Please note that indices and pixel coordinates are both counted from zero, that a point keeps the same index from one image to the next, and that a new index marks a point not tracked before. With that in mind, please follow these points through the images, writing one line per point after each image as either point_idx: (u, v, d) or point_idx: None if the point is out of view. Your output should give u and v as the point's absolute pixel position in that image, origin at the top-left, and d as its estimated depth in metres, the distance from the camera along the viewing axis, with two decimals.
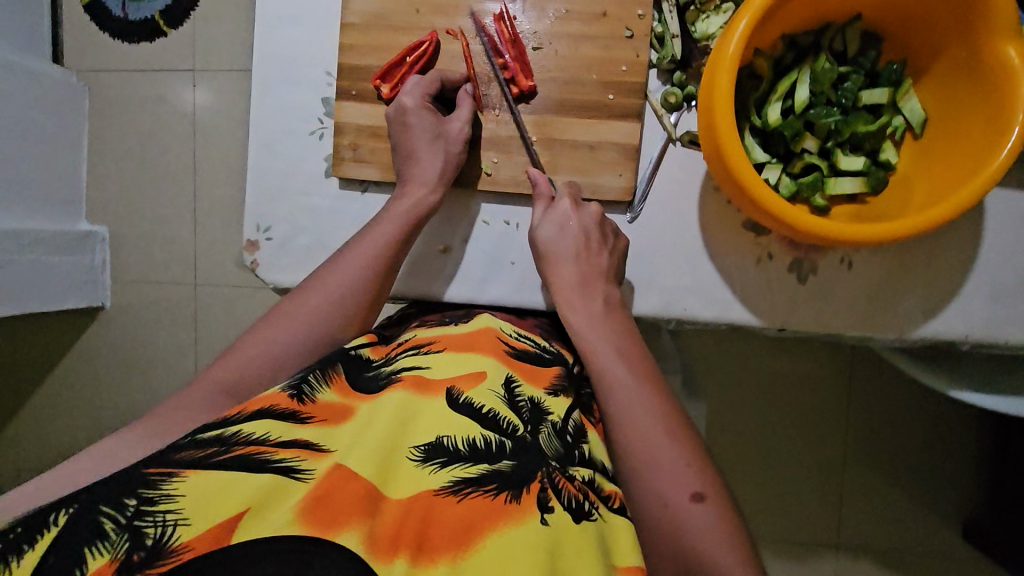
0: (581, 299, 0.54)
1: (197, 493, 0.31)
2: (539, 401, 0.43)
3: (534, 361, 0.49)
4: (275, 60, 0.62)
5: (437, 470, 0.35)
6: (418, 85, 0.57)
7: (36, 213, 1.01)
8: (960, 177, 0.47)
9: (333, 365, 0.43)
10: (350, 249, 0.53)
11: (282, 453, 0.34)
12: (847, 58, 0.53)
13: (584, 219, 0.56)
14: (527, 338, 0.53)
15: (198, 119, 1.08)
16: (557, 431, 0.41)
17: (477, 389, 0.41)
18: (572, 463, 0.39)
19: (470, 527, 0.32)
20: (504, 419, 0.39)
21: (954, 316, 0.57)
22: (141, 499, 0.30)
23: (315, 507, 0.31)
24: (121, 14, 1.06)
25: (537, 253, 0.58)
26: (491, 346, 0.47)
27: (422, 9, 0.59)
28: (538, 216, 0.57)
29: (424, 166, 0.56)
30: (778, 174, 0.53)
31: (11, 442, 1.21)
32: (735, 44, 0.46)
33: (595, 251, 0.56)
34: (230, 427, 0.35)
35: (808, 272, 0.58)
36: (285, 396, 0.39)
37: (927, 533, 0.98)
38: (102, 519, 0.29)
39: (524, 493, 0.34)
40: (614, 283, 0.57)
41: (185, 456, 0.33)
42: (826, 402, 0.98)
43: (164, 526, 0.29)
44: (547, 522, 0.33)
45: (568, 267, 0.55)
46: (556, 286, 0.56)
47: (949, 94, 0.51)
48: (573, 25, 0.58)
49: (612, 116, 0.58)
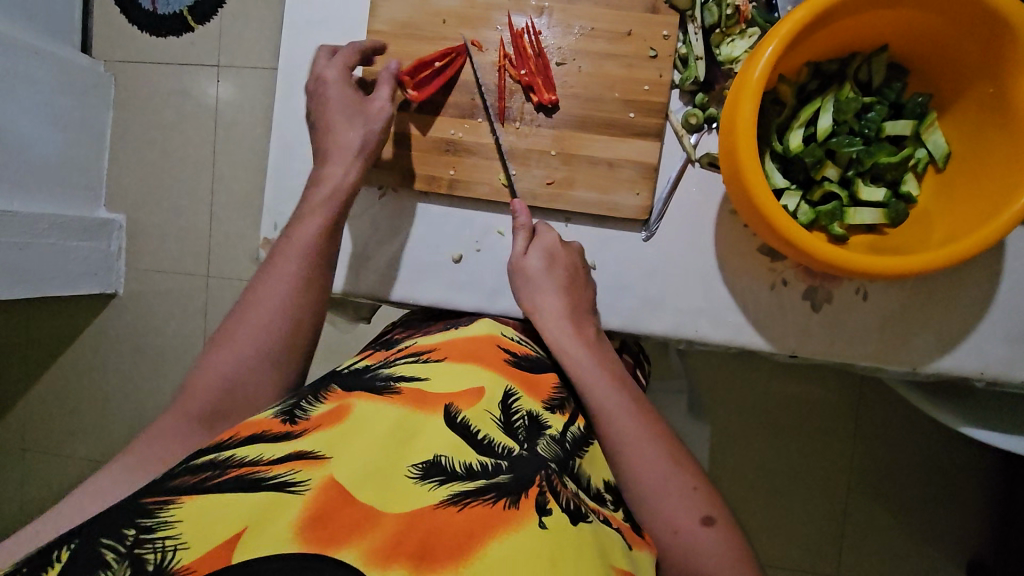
0: (573, 326, 0.54)
1: (194, 517, 0.30)
2: (536, 415, 0.43)
3: (533, 367, 0.49)
4: (300, 63, 0.63)
5: (436, 487, 0.34)
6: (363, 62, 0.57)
7: (57, 199, 1.03)
8: (983, 216, 0.47)
9: (327, 387, 0.42)
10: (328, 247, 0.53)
11: (275, 470, 0.33)
12: (872, 89, 0.53)
13: (572, 255, 0.57)
14: (527, 344, 0.54)
15: (220, 114, 1.10)
16: (555, 439, 0.42)
17: (475, 410, 0.40)
18: (569, 469, 0.40)
19: (470, 536, 0.31)
20: (499, 445, 0.39)
21: (969, 353, 0.57)
22: (140, 528, 0.30)
23: (315, 525, 0.31)
24: (151, 8, 1.08)
25: (523, 283, 0.57)
26: (492, 356, 0.48)
27: (449, 20, 0.60)
28: (522, 245, 0.57)
29: (344, 140, 0.56)
30: (796, 201, 0.53)
31: (18, 423, 1.22)
32: (760, 69, 0.46)
33: (580, 285, 0.57)
34: (222, 452, 0.35)
35: (822, 301, 0.58)
36: (277, 421, 0.38)
37: (931, 569, 0.96)
38: (102, 550, 0.29)
39: (523, 498, 0.34)
40: (593, 321, 0.57)
41: (180, 482, 0.33)
42: (832, 430, 0.97)
43: (164, 551, 0.29)
44: (546, 526, 0.33)
45: (554, 297, 0.55)
46: (544, 314, 0.55)
47: (975, 129, 0.50)
48: (598, 43, 0.58)
49: (632, 135, 0.58)
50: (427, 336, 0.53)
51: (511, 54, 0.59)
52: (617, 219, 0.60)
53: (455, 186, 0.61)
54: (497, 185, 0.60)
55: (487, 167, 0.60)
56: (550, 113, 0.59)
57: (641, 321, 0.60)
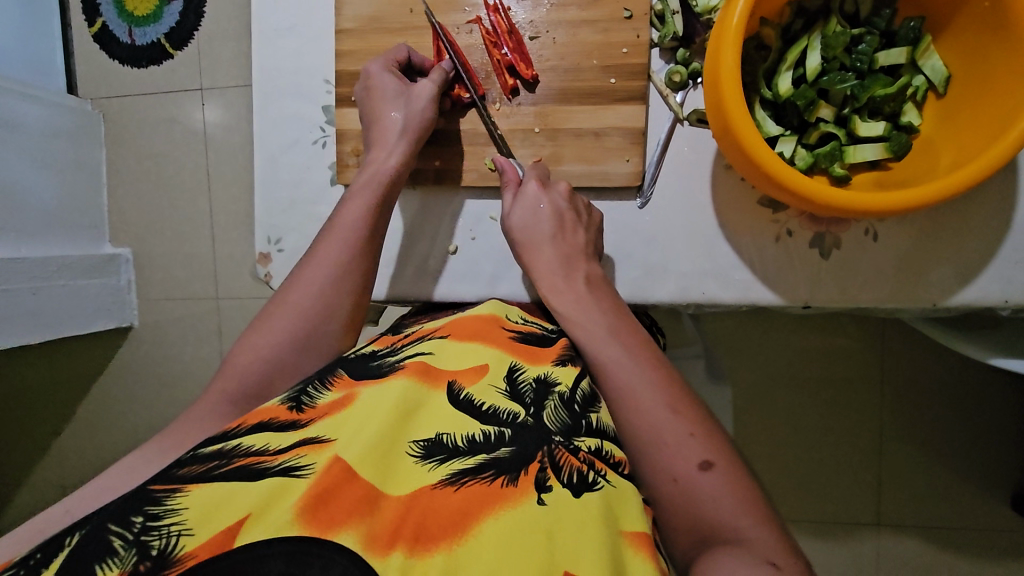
0: (564, 282, 0.52)
1: (201, 504, 0.30)
2: (545, 377, 0.43)
3: (540, 342, 0.48)
4: (274, 72, 0.62)
5: (436, 467, 0.35)
6: (381, 58, 0.58)
7: (61, 241, 1.04)
8: (989, 140, 0.45)
9: (333, 371, 0.42)
10: (328, 235, 0.52)
11: (281, 458, 0.33)
12: (859, 20, 0.51)
13: (555, 199, 0.54)
14: (534, 322, 0.52)
15: (210, 136, 1.10)
16: (564, 401, 0.40)
17: (478, 384, 0.41)
18: (578, 434, 0.38)
19: (466, 515, 0.32)
20: (504, 411, 0.39)
21: (992, 280, 0.54)
22: (147, 516, 0.29)
23: (314, 507, 0.30)
24: (128, 40, 1.07)
25: (513, 242, 0.56)
26: (494, 334, 0.47)
27: (416, 9, 0.59)
28: (509, 202, 0.56)
29: (388, 123, 0.55)
30: (793, 147, 0.51)
31: (55, 463, 1.25)
32: (739, 14, 0.44)
33: (570, 230, 0.54)
34: (229, 441, 0.35)
35: (831, 247, 0.56)
36: (284, 408, 0.38)
37: (975, 507, 0.94)
38: (109, 537, 0.28)
39: (522, 476, 0.34)
40: (594, 261, 0.55)
41: (187, 471, 0.32)
42: (859, 376, 0.95)
43: (169, 537, 0.28)
44: (544, 503, 0.33)
45: (546, 249, 0.54)
46: (537, 273, 0.54)
47: (974, 48, 0.47)
48: (570, 11, 0.56)
49: (615, 100, 0.56)
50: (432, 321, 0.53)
51: (491, 30, 0.57)
52: (611, 189, 0.58)
53: (441, 177, 0.60)
54: (484, 170, 0.59)
55: (472, 154, 0.59)
56: (529, 90, 0.58)
57: (647, 290, 0.59)
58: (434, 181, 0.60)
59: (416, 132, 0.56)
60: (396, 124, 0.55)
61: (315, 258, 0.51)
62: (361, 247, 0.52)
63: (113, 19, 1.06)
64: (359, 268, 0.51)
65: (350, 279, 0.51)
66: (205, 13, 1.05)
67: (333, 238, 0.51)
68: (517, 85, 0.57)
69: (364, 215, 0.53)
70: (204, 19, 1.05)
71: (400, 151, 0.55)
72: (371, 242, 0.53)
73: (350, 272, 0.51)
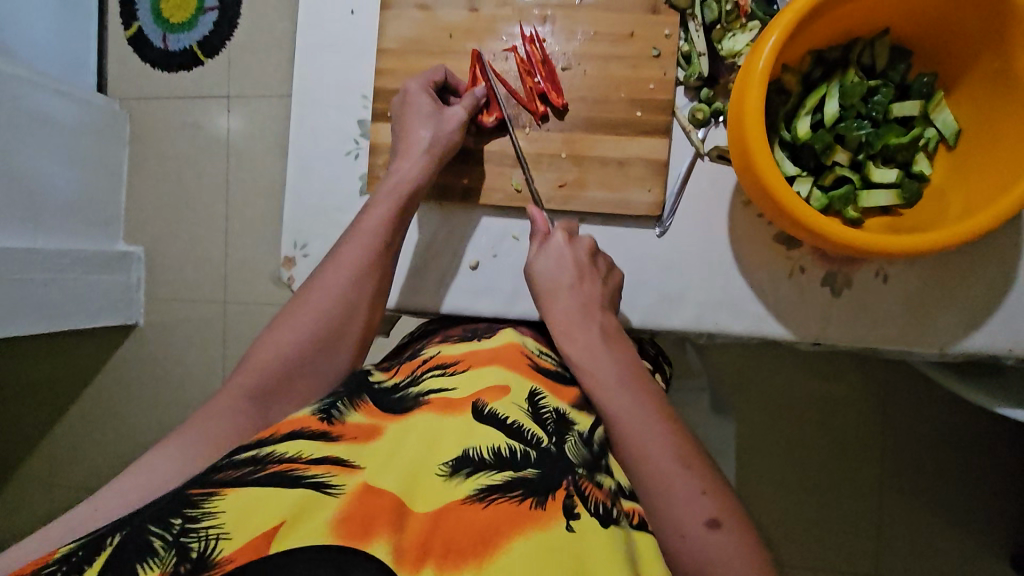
0: (580, 329, 0.53)
1: (236, 510, 0.31)
2: (562, 412, 0.45)
3: (556, 378, 0.50)
4: (313, 84, 0.65)
5: (462, 481, 0.35)
6: (422, 76, 0.60)
7: (76, 236, 1.06)
8: (997, 191, 0.47)
9: (359, 395, 0.43)
10: (349, 240, 0.53)
11: (314, 469, 0.34)
12: (876, 72, 0.53)
13: (578, 251, 0.56)
14: (548, 355, 0.54)
15: (232, 143, 1.13)
16: (582, 439, 0.43)
17: (504, 401, 0.42)
18: (599, 470, 0.40)
19: (496, 532, 0.32)
20: (528, 432, 0.40)
21: (996, 328, 0.56)
22: (185, 518, 0.31)
23: (348, 521, 0.32)
24: (161, 46, 1.11)
25: (534, 289, 0.57)
26: (515, 360, 0.48)
27: (455, 34, 0.62)
28: (533, 251, 0.58)
29: (413, 142, 0.58)
30: (809, 188, 0.53)
31: (48, 459, 1.23)
32: (765, 59, 0.47)
33: (589, 279, 0.55)
34: (263, 448, 0.36)
35: (842, 286, 0.58)
36: (315, 419, 0.39)
37: (972, 560, 0.94)
38: (149, 537, 0.30)
39: (550, 500, 0.34)
40: (610, 311, 0.56)
41: (225, 475, 0.34)
42: (859, 419, 0.96)
43: (207, 540, 0.30)
44: (573, 529, 0.33)
45: (564, 298, 0.54)
46: (553, 320, 0.54)
47: (984, 107, 0.50)
48: (601, 46, 0.60)
49: (640, 133, 0.59)
50: (449, 345, 0.53)
51: (525, 59, 0.61)
52: (631, 217, 0.60)
53: (468, 194, 0.62)
54: (510, 190, 0.61)
55: (500, 174, 0.62)
56: (558, 118, 0.60)
57: (660, 317, 0.60)
58: (461, 197, 0.62)
59: (440, 152, 0.58)
60: (422, 141, 0.57)
61: (336, 259, 0.52)
62: (381, 252, 0.54)
63: (149, 25, 1.10)
64: (374, 266, 0.53)
65: (367, 282, 0.52)
66: (238, 24, 1.09)
67: (354, 241, 0.53)
68: (546, 112, 0.60)
69: (385, 220, 0.54)
70: (237, 31, 1.10)
71: (422, 164, 0.57)
72: (386, 258, 0.54)
73: (371, 271, 0.52)
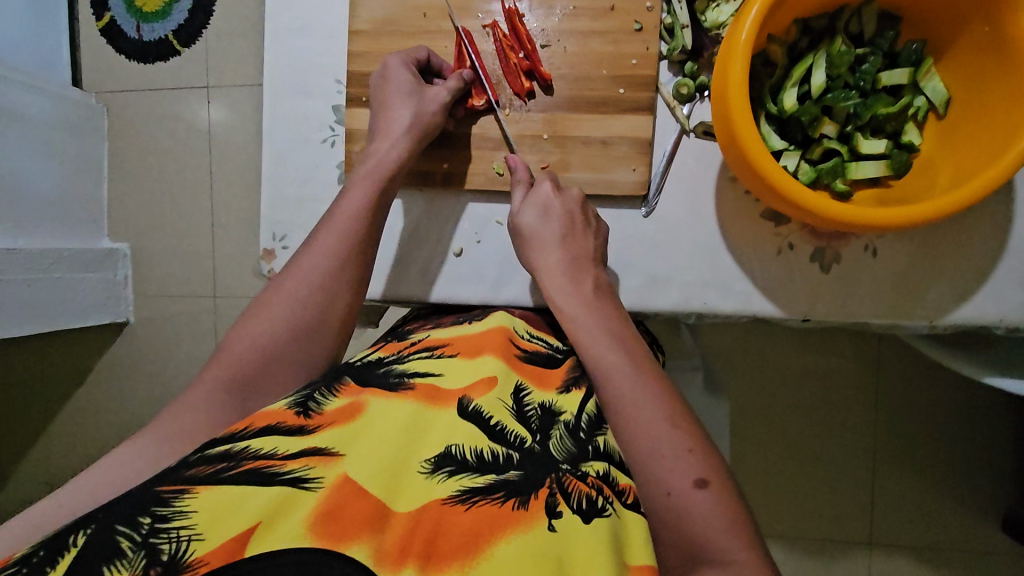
0: (571, 283, 0.53)
1: (210, 509, 0.30)
2: (549, 405, 0.43)
3: (545, 362, 0.49)
4: (286, 69, 0.63)
5: (445, 479, 0.35)
6: (402, 53, 0.58)
7: (59, 234, 1.04)
8: (986, 160, 0.46)
9: (339, 378, 0.42)
10: (325, 225, 0.52)
11: (290, 464, 0.33)
12: (864, 41, 0.52)
13: (567, 202, 0.55)
14: (539, 338, 0.53)
15: (213, 134, 1.10)
16: (569, 431, 0.41)
17: (487, 397, 0.41)
18: (585, 460, 0.39)
19: (478, 536, 0.31)
20: (512, 433, 0.39)
21: (986, 299, 0.55)
22: (155, 517, 0.29)
23: (326, 521, 0.31)
24: (136, 36, 1.07)
25: (519, 239, 0.56)
26: (503, 348, 0.47)
27: (430, 13, 0.60)
28: (519, 202, 0.56)
29: (394, 118, 0.56)
30: (796, 161, 0.52)
31: (44, 459, 1.23)
32: (747, 30, 0.45)
33: (580, 234, 0.55)
34: (237, 444, 0.34)
35: (831, 261, 0.57)
36: (291, 413, 0.37)
37: (964, 528, 0.95)
38: (117, 537, 0.28)
39: (532, 499, 0.34)
40: (601, 267, 0.56)
41: (195, 472, 0.32)
42: (853, 392, 0.96)
43: (179, 542, 0.29)
44: (556, 529, 0.33)
45: (553, 253, 0.54)
46: (542, 270, 0.55)
47: (975, 73, 0.49)
48: (581, 22, 0.58)
49: (623, 110, 0.57)
50: (441, 329, 0.53)
51: (508, 34, 0.58)
52: (616, 197, 0.59)
53: (449, 180, 0.61)
54: (492, 174, 0.60)
55: (482, 158, 0.60)
56: (546, 93, 0.58)
57: (648, 299, 0.59)
58: (442, 183, 0.61)
59: (420, 130, 0.56)
60: (402, 120, 0.56)
61: (312, 247, 0.51)
62: (359, 239, 0.52)
63: (121, 15, 1.06)
64: (353, 254, 0.51)
65: (346, 271, 0.51)
66: (214, 11, 1.06)
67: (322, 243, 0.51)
68: (533, 88, 0.58)
69: (361, 209, 0.53)
70: (213, 18, 1.06)
71: (402, 145, 0.56)
72: (363, 249, 0.52)
73: (346, 260, 0.51)
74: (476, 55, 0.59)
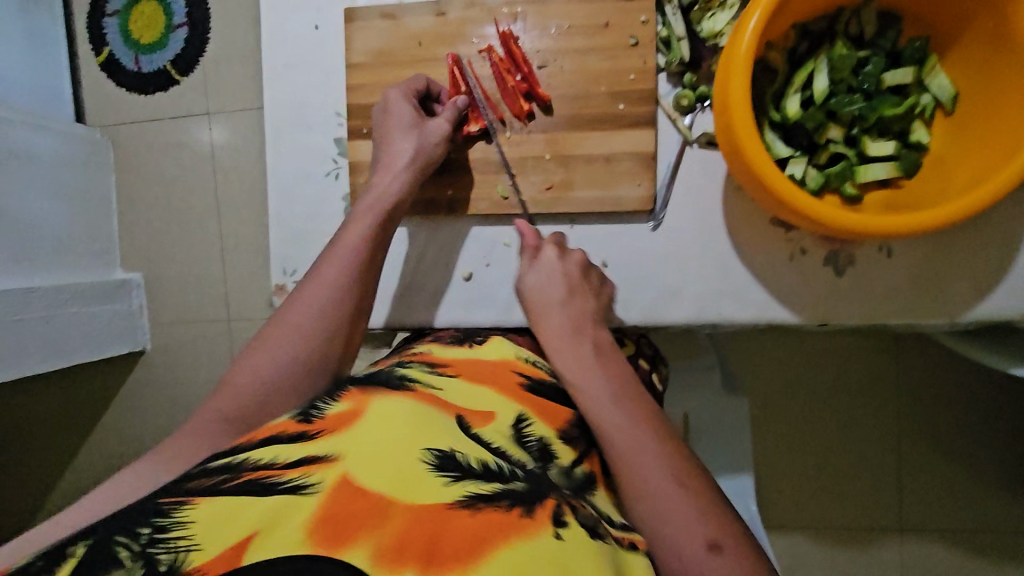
0: (557, 306, 0.53)
1: (210, 518, 0.29)
2: (549, 440, 0.42)
3: (548, 393, 0.47)
4: (286, 105, 0.63)
5: (449, 483, 0.33)
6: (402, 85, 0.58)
7: (73, 269, 1.05)
8: (998, 159, 0.45)
9: (342, 386, 0.40)
10: (326, 257, 0.52)
11: (289, 473, 0.32)
12: (865, 41, 0.51)
13: (554, 237, 0.58)
14: (542, 363, 0.52)
15: (218, 161, 1.11)
16: (565, 470, 0.40)
17: (489, 428, 0.39)
18: (584, 492, 0.39)
19: (480, 539, 0.30)
20: (510, 455, 0.38)
21: (1006, 294, 0.54)
22: (154, 528, 0.28)
23: (325, 525, 0.29)
24: (134, 68, 1.09)
25: (511, 266, 0.58)
26: (507, 380, 0.46)
27: (424, 41, 0.60)
28: (511, 230, 0.58)
29: (394, 150, 0.56)
30: (803, 167, 0.51)
31: (73, 490, 1.25)
32: (747, 42, 0.45)
33: (568, 257, 0.56)
34: (239, 455, 0.34)
35: (845, 265, 0.56)
36: (293, 421, 0.36)
37: (995, 513, 0.94)
38: (116, 548, 0.27)
39: (537, 508, 0.33)
40: (590, 289, 0.56)
41: (196, 484, 0.31)
42: (873, 385, 0.95)
43: (176, 552, 0.28)
44: (562, 537, 0.31)
45: (540, 277, 0.55)
46: (529, 294, 0.55)
47: (981, 68, 0.48)
48: (577, 40, 0.57)
49: (625, 125, 0.57)
50: (440, 347, 0.52)
51: (504, 57, 0.58)
52: (622, 213, 0.59)
53: (454, 206, 0.61)
54: (496, 198, 0.60)
55: (485, 181, 0.60)
56: (545, 114, 0.58)
57: (661, 312, 0.59)
58: (447, 209, 0.61)
59: (422, 164, 0.56)
60: (405, 154, 0.56)
61: (315, 278, 0.51)
62: (362, 271, 0.52)
63: (119, 48, 1.07)
64: (360, 286, 0.51)
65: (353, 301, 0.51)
66: (210, 39, 1.07)
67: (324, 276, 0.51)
68: (532, 109, 0.58)
69: (368, 241, 0.53)
70: (210, 46, 1.07)
71: (404, 178, 0.56)
72: (364, 283, 0.52)
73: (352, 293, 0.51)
74: (473, 82, 0.59)
